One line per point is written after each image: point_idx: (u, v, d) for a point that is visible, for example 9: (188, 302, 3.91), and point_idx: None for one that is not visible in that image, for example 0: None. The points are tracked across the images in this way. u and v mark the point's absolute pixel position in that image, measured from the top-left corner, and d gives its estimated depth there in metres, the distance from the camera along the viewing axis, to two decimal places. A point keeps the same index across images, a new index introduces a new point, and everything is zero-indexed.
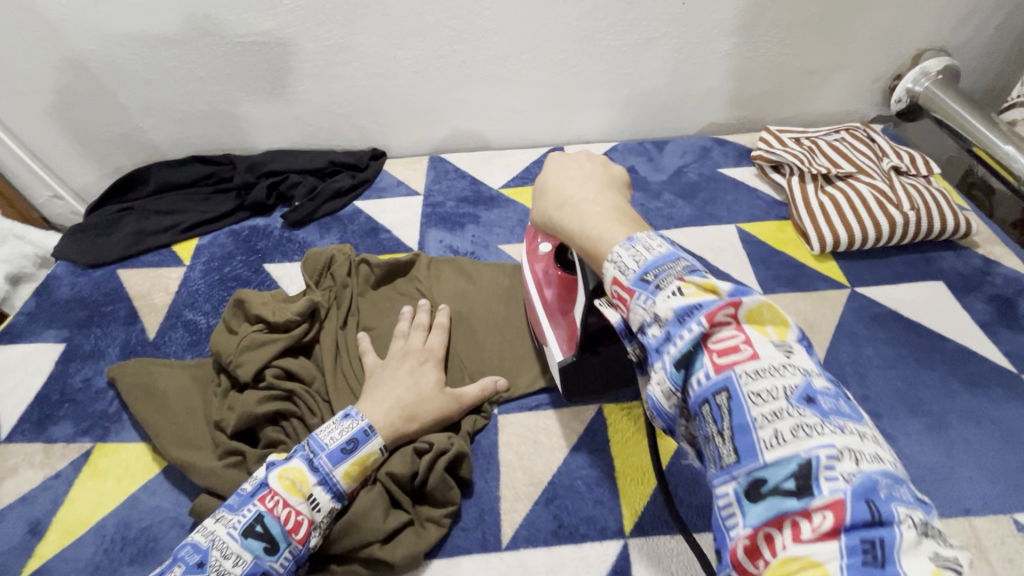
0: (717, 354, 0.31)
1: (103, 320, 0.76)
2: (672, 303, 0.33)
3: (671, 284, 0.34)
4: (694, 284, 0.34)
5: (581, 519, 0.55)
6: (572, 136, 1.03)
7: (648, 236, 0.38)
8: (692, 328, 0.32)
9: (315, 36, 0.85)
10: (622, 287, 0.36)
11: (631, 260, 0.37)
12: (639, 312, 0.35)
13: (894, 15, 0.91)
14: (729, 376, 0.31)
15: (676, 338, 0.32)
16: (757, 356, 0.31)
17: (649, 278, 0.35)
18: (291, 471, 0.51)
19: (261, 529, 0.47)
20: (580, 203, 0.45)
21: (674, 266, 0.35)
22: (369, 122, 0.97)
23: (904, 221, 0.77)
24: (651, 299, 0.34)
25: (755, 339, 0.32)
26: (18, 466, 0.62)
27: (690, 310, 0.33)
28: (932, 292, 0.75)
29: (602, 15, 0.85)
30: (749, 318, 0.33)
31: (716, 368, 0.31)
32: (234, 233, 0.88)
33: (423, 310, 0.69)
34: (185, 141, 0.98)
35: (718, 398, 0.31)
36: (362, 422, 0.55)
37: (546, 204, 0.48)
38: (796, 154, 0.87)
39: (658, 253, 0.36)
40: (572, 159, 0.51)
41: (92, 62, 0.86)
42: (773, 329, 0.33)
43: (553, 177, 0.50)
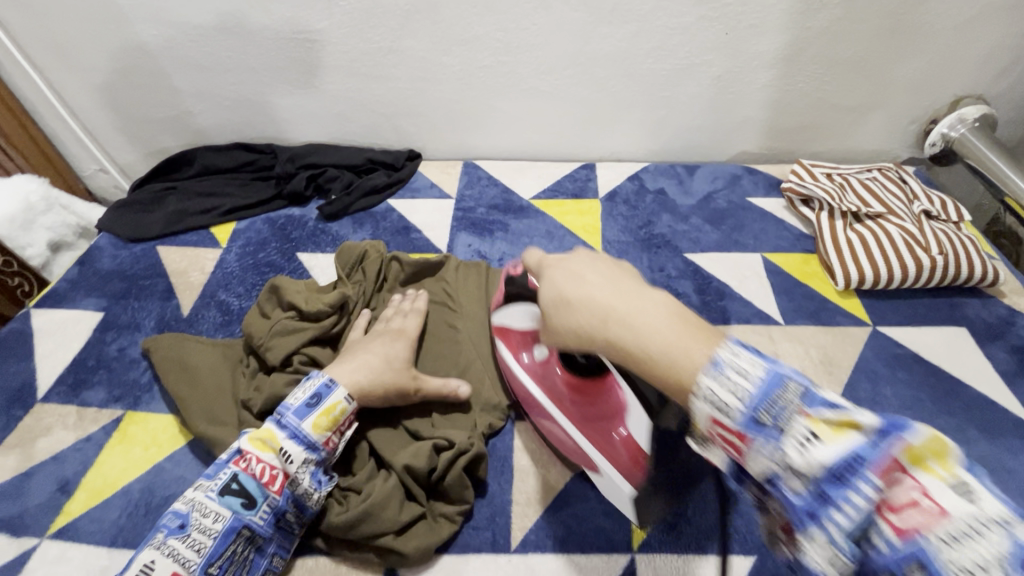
0: (894, 515, 0.28)
1: (140, 293, 0.79)
2: (807, 454, 0.30)
3: (798, 426, 0.31)
4: (825, 424, 0.31)
5: (590, 529, 0.56)
6: (605, 154, 1.05)
7: (733, 352, 0.34)
8: (861, 489, 0.29)
9: (366, 38, 0.88)
10: (727, 429, 0.33)
11: (726, 393, 0.33)
12: (760, 459, 0.32)
13: (936, 59, 0.92)
14: (921, 547, 0.26)
15: (840, 502, 0.29)
16: (945, 513, 0.27)
17: (764, 417, 0.32)
18: (261, 432, 0.54)
19: (236, 487, 0.51)
20: (627, 313, 0.39)
21: (786, 396, 0.32)
22: (407, 124, 1.00)
23: (931, 264, 0.78)
24: (778, 447, 0.31)
25: (932, 485, 0.28)
26: (51, 426, 0.64)
27: (845, 462, 0.29)
28: (954, 338, 0.75)
29: (645, 38, 0.87)
30: (909, 457, 0.29)
31: (897, 530, 0.27)
32: (271, 221, 0.91)
33: (412, 299, 0.72)
34: (230, 128, 1.01)
35: (911, 571, 0.27)
36: (321, 378, 0.58)
37: (579, 321, 0.42)
38: (827, 190, 0.88)
39: (758, 379, 0.33)
40: (574, 261, 0.47)
41: (152, 46, 0.90)
42: (941, 465, 0.28)
43: (572, 286, 0.44)
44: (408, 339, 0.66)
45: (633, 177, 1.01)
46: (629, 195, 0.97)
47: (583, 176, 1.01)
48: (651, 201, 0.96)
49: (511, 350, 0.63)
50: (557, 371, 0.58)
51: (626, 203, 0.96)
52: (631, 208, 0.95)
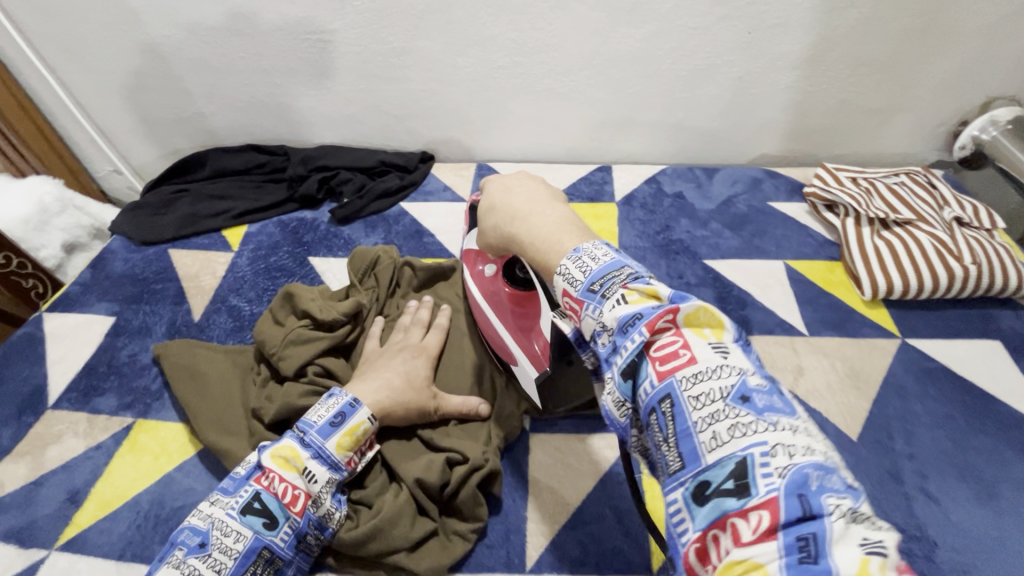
0: (660, 363, 0.32)
1: (152, 298, 0.79)
2: (616, 312, 0.34)
3: (616, 293, 0.35)
4: (638, 292, 0.34)
5: (607, 549, 0.54)
6: (621, 156, 1.02)
7: (595, 246, 0.39)
8: (634, 339, 0.32)
9: (379, 39, 0.86)
10: (572, 298, 0.37)
11: (578, 270, 0.37)
12: (589, 322, 0.36)
13: (967, 60, 0.88)
14: (672, 384, 0.31)
15: (621, 349, 0.33)
16: (694, 360, 0.31)
17: (596, 287, 0.36)
18: (283, 449, 0.51)
19: (258, 506, 0.48)
20: (532, 212, 0.46)
21: (618, 275, 0.36)
22: (420, 125, 0.98)
23: (963, 274, 0.75)
24: (599, 309, 0.35)
25: (693, 344, 0.32)
26: (62, 433, 0.64)
27: (632, 317, 0.33)
28: (988, 352, 0.72)
29: (665, 38, 0.85)
30: (685, 322, 0.33)
31: (659, 375, 0.32)
32: (283, 224, 0.90)
33: (425, 307, 0.70)
34: (243, 130, 1.00)
35: (663, 404, 0.31)
36: (346, 396, 0.56)
37: (495, 219, 0.49)
38: (852, 195, 0.85)
39: (604, 263, 0.37)
40: (513, 178, 0.53)
41: (164, 47, 0.89)
42: (710, 331, 0.33)
43: (499, 196, 0.51)
44: (426, 355, 0.65)
45: (650, 180, 0.98)
46: (647, 199, 0.95)
47: (599, 179, 0.99)
48: (669, 206, 0.93)
49: (468, 267, 0.69)
50: (502, 286, 0.64)
51: (644, 207, 0.93)
52: (648, 213, 0.93)
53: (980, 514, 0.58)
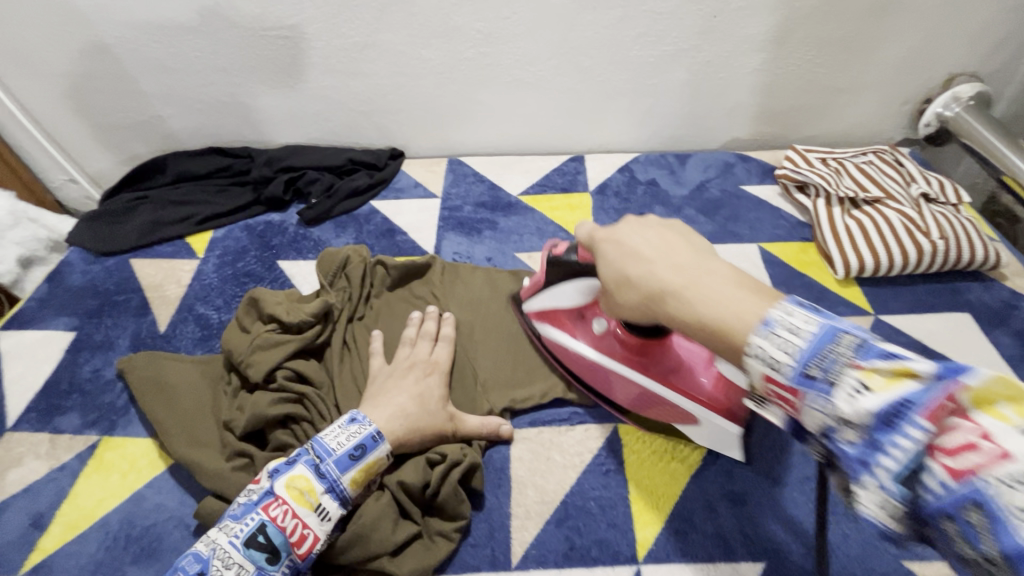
0: (949, 458, 0.27)
1: (114, 310, 0.76)
2: (864, 404, 0.30)
3: (848, 376, 0.31)
4: (880, 373, 0.30)
5: (593, 541, 0.54)
6: (593, 145, 1.02)
7: (785, 310, 0.34)
8: (909, 434, 0.28)
9: (340, 33, 0.84)
10: (781, 386, 0.34)
11: (779, 350, 0.33)
12: (814, 413, 0.32)
13: (929, 37, 0.89)
14: (978, 488, 0.26)
15: (887, 448, 0.29)
16: (1008, 455, 0.25)
17: (814, 371, 0.32)
18: (300, 480, 0.49)
19: (263, 539, 0.47)
20: (689, 284, 0.40)
21: (839, 350, 0.32)
22: (388, 121, 0.96)
23: (932, 249, 0.76)
24: (828, 399, 0.31)
25: (997, 431, 0.26)
26: (23, 456, 0.61)
27: (893, 408, 0.29)
28: (958, 324, 0.73)
29: (631, 24, 0.84)
30: (975, 402, 0.27)
31: (953, 474, 0.27)
32: (249, 228, 0.87)
33: (433, 318, 0.68)
34: (204, 132, 0.97)
35: (969, 512, 0.26)
36: (369, 427, 0.53)
37: (636, 295, 0.44)
38: (822, 175, 0.85)
39: (811, 335, 0.33)
40: (627, 233, 0.47)
41: (114, 48, 0.85)
42: (1012, 410, 0.27)
43: (632, 263, 0.45)
44: (439, 373, 0.62)
45: (623, 169, 0.98)
46: (620, 187, 0.94)
47: (572, 169, 0.98)
48: (643, 193, 0.93)
49: (566, 331, 0.63)
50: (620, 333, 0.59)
51: (618, 196, 0.93)
52: (622, 201, 0.92)
53: None
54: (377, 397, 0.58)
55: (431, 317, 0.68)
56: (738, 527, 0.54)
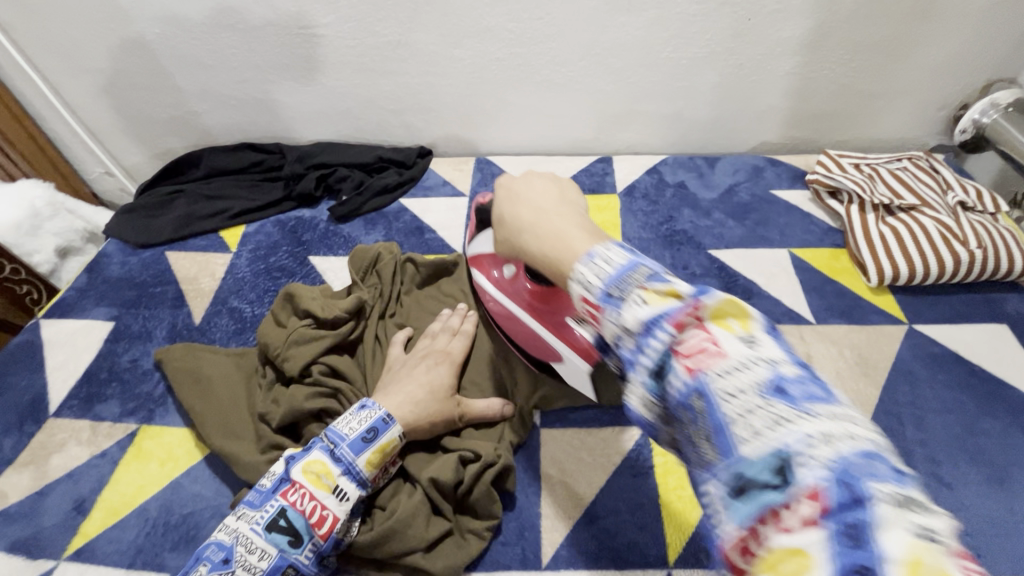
0: (687, 358, 0.30)
1: (151, 301, 0.77)
2: (637, 313, 0.32)
3: (634, 294, 0.33)
4: (656, 292, 0.33)
5: (623, 543, 0.54)
6: (621, 146, 1.01)
7: (608, 248, 0.37)
8: (659, 337, 0.31)
9: (374, 32, 0.85)
10: (591, 306, 0.35)
11: (593, 275, 0.36)
12: (611, 327, 0.34)
13: (968, 42, 0.88)
14: (703, 382, 0.29)
15: (645, 348, 0.32)
16: (725, 355, 0.30)
17: (614, 291, 0.34)
18: (315, 464, 0.50)
19: (284, 523, 0.48)
20: (546, 220, 0.45)
21: (637, 275, 0.34)
22: (417, 120, 0.97)
23: (969, 259, 0.74)
24: (619, 314, 0.33)
25: (722, 337, 0.30)
26: (65, 441, 0.63)
27: (655, 318, 0.32)
28: (995, 335, 0.72)
29: (665, 26, 0.84)
30: (713, 315, 0.31)
31: (688, 370, 0.30)
32: (281, 224, 0.88)
33: (458, 314, 0.69)
34: (237, 128, 0.99)
35: (696, 402, 0.29)
36: (379, 411, 0.54)
37: (506, 233, 0.49)
38: (856, 181, 0.84)
39: (618, 265, 0.35)
40: (516, 181, 0.52)
41: (153, 44, 0.87)
42: (738, 323, 0.31)
43: (507, 205, 0.50)
44: (449, 362, 0.62)
45: (651, 171, 0.97)
46: (649, 189, 0.94)
47: (600, 170, 0.98)
48: (671, 196, 0.93)
49: (484, 273, 0.67)
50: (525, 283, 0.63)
51: (646, 197, 0.93)
52: (650, 203, 0.92)
53: (991, 499, 0.58)
54: (389, 387, 0.59)
55: (457, 312, 0.68)
56: None
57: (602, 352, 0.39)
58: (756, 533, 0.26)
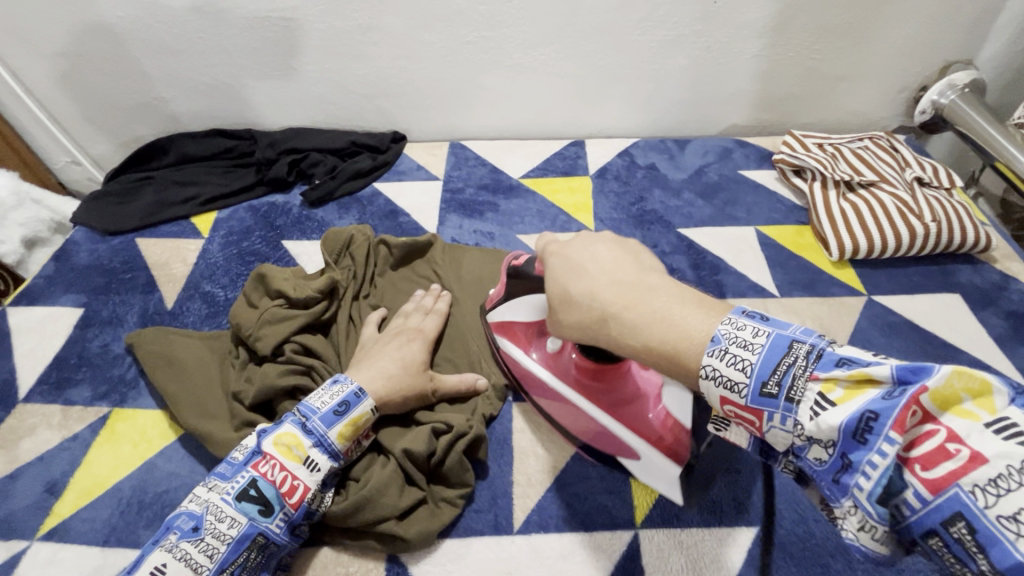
0: (923, 470, 0.31)
1: (121, 287, 0.77)
2: (828, 420, 0.33)
3: (809, 392, 0.34)
4: (838, 385, 0.33)
5: (592, 507, 0.56)
6: (593, 130, 1.02)
7: (734, 324, 0.38)
8: (881, 449, 0.31)
9: (344, 15, 0.84)
10: (737, 405, 0.37)
11: (734, 371, 0.36)
12: (780, 432, 0.36)
13: (925, 25, 0.91)
14: (955, 494, 0.30)
15: (862, 467, 0.32)
16: (979, 458, 0.29)
17: (772, 389, 0.35)
18: (287, 436, 0.51)
19: (254, 492, 0.48)
20: (624, 307, 0.43)
21: (794, 361, 0.35)
22: (390, 105, 0.97)
23: (924, 232, 0.77)
24: (794, 418, 0.34)
25: (965, 433, 0.30)
26: (35, 426, 0.62)
27: (858, 422, 0.32)
28: (948, 304, 0.75)
29: (633, 9, 0.85)
30: (937, 402, 0.31)
31: (929, 486, 0.31)
32: (253, 209, 0.88)
33: (431, 294, 0.70)
34: (207, 114, 0.97)
35: (953, 526, 0.30)
36: (351, 385, 0.55)
37: (578, 315, 0.46)
38: (819, 159, 0.87)
39: (762, 348, 0.36)
40: (573, 251, 0.49)
41: (118, 29, 0.86)
42: (974, 403, 0.30)
43: (573, 279, 0.47)
44: (422, 339, 0.64)
45: (623, 153, 0.99)
46: (620, 170, 0.96)
47: (572, 154, 0.99)
48: (642, 177, 0.94)
49: (520, 348, 0.62)
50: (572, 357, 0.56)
51: (617, 179, 0.94)
52: (622, 184, 0.93)
53: None
54: (363, 363, 0.60)
55: (430, 293, 0.70)
56: (732, 494, 0.56)
57: (763, 449, 0.40)
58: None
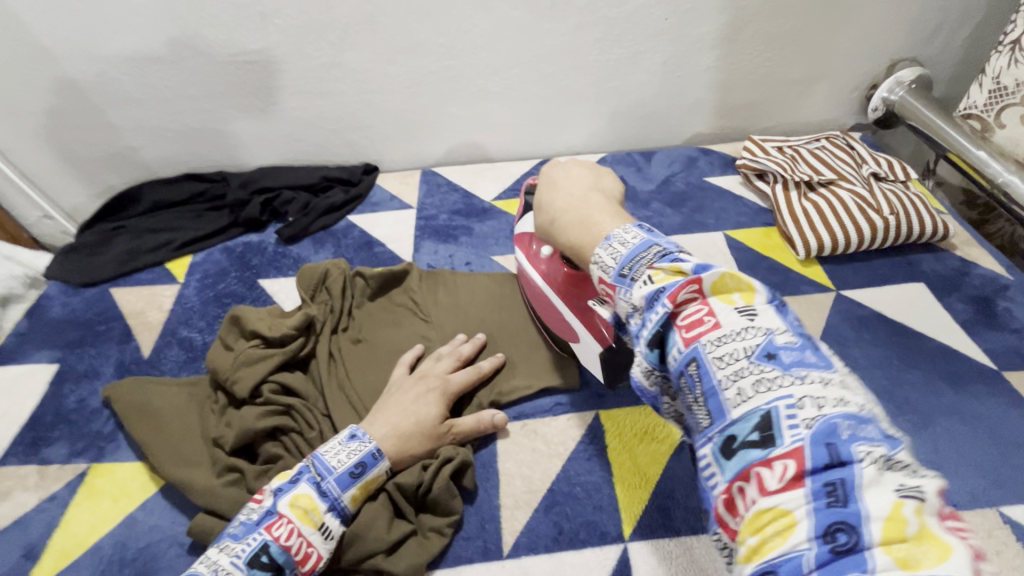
0: (685, 330, 0.35)
1: (96, 340, 0.76)
2: (642, 291, 0.38)
3: (644, 275, 0.39)
4: (663, 272, 0.38)
5: (580, 524, 0.56)
6: (562, 148, 1.05)
7: (625, 231, 0.43)
8: (659, 310, 0.36)
9: (308, 55, 0.86)
10: (608, 284, 0.42)
11: (610, 258, 0.42)
12: (623, 303, 0.40)
13: (868, 27, 0.95)
14: (698, 349, 0.34)
15: (649, 318, 0.36)
16: (718, 326, 0.34)
17: (627, 273, 0.40)
18: (302, 498, 0.50)
19: (266, 559, 0.46)
20: (567, 217, 0.51)
21: (647, 255, 0.40)
22: (360, 138, 0.98)
23: (884, 225, 0.80)
24: (630, 292, 0.39)
25: (722, 309, 0.35)
26: (11, 489, 0.61)
27: (656, 295, 0.37)
28: (914, 293, 0.77)
29: (588, 30, 0.88)
30: (714, 289, 0.36)
31: (685, 341, 0.35)
32: (228, 250, 0.88)
33: (468, 343, 0.68)
34: (177, 160, 0.98)
35: (690, 368, 0.34)
36: (370, 444, 0.55)
37: (542, 220, 0.55)
38: (779, 163, 0.90)
39: (632, 247, 0.41)
40: (557, 170, 0.57)
41: (83, 83, 0.87)
42: (739, 296, 0.36)
43: (546, 190, 0.56)
44: (442, 393, 0.61)
45: None
46: None
47: None
48: None
49: (524, 251, 0.69)
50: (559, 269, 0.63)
51: None
52: None
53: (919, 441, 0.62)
54: (376, 412, 0.59)
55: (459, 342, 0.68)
56: None
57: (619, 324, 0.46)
58: (741, 490, 0.30)
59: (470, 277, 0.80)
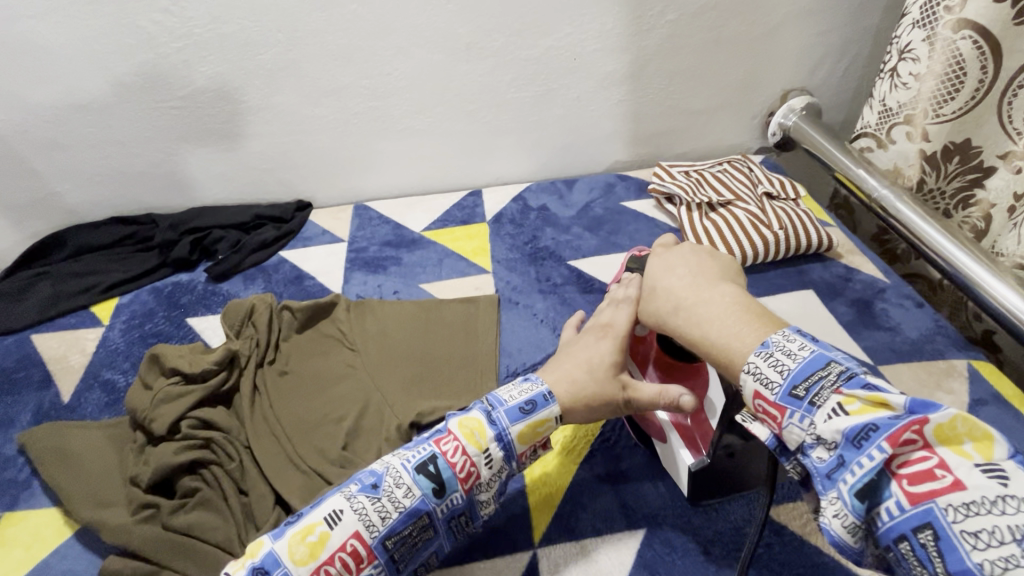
0: (909, 484, 0.36)
1: (15, 387, 0.76)
2: (835, 424, 0.39)
3: (830, 401, 0.40)
4: (858, 401, 0.39)
5: (493, 534, 0.59)
6: (489, 179, 1.10)
7: (787, 338, 0.45)
8: (872, 455, 0.37)
9: (235, 99, 0.90)
10: (768, 401, 0.43)
11: (773, 370, 0.43)
12: (795, 430, 0.42)
13: (758, 63, 1.05)
14: (932, 510, 0.35)
15: (852, 465, 0.38)
16: (959, 486, 0.35)
17: (801, 391, 0.42)
18: (471, 421, 0.52)
19: (433, 469, 0.49)
20: (693, 306, 0.53)
21: (824, 375, 0.42)
22: (292, 176, 1.01)
23: (775, 239, 0.88)
24: (810, 420, 0.41)
25: (954, 463, 0.36)
26: None
27: (860, 431, 0.38)
28: (804, 300, 0.85)
29: (503, 71, 0.95)
30: (940, 437, 0.37)
31: (910, 497, 0.36)
32: (157, 290, 0.89)
33: None
34: (106, 203, 0.99)
35: (922, 532, 0.36)
36: (539, 387, 0.56)
37: (658, 304, 0.57)
38: (683, 186, 0.98)
39: (804, 360, 0.43)
40: (671, 255, 0.61)
41: (5, 132, 0.88)
42: (973, 447, 0.36)
43: (661, 276, 0.58)
44: None
45: (516, 198, 1.07)
46: (515, 214, 1.03)
47: (471, 203, 1.06)
48: (535, 218, 1.02)
49: None
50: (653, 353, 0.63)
51: (512, 222, 1.01)
52: (516, 226, 1.00)
53: None
54: None
55: None
56: (621, 502, 0.60)
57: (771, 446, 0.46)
58: None
59: (399, 305, 0.82)
